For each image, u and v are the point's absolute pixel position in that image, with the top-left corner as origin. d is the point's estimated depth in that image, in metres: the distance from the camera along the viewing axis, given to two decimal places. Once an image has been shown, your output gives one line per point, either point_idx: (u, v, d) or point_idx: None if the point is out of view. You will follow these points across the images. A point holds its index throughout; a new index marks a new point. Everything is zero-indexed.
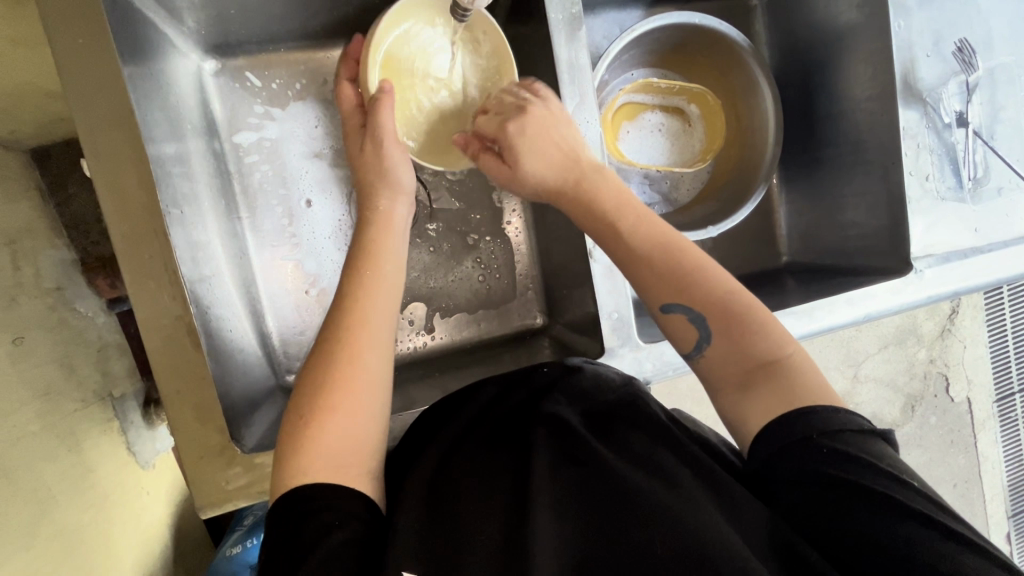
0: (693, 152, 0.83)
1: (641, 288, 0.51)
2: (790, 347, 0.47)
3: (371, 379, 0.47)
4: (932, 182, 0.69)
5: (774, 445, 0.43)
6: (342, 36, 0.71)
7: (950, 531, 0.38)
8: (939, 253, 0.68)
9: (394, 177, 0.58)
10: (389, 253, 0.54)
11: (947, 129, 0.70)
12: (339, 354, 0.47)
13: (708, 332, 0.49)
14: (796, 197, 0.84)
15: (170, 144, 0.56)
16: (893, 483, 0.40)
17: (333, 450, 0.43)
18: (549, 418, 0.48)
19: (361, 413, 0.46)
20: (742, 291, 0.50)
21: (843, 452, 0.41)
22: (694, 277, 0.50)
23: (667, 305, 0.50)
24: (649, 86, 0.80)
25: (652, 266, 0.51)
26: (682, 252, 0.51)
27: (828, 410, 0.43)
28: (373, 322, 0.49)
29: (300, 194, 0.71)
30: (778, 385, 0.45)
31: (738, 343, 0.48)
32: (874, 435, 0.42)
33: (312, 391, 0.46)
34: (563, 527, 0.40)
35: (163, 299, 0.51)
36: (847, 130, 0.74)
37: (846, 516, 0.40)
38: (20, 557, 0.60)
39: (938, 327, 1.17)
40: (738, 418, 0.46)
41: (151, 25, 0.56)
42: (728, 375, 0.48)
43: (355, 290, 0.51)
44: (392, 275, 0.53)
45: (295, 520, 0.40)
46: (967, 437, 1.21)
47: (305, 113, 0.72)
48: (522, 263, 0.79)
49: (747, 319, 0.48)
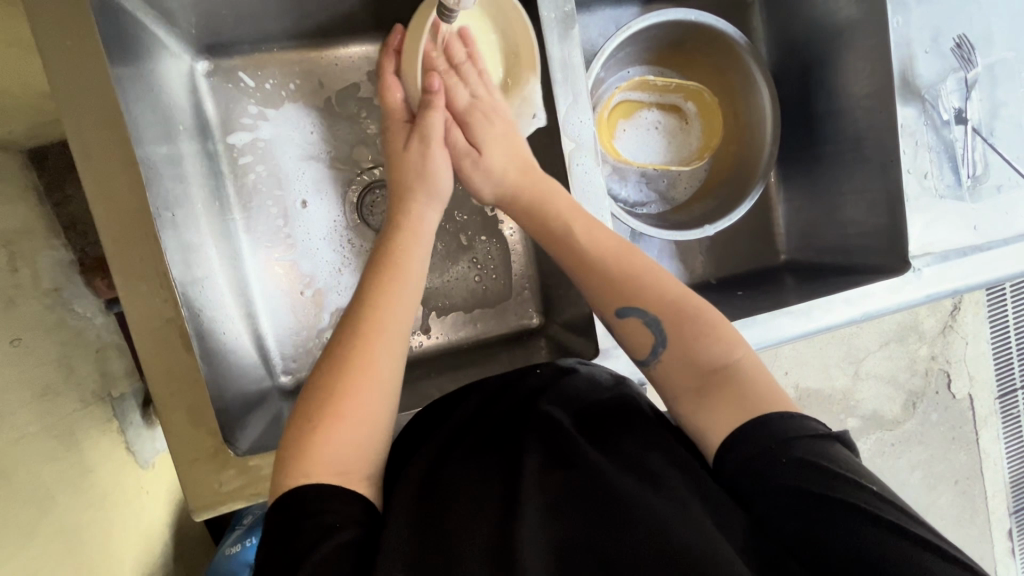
0: (691, 150, 0.82)
1: (596, 295, 0.53)
2: (740, 351, 0.49)
3: (381, 389, 0.47)
4: (931, 179, 0.69)
5: (739, 455, 0.43)
6: (335, 35, 0.71)
7: (915, 535, 0.38)
8: (937, 251, 0.67)
9: (429, 171, 0.60)
10: (413, 264, 0.55)
11: (946, 126, 0.69)
12: (349, 361, 0.47)
13: (663, 336, 0.50)
14: (794, 195, 0.83)
15: (160, 147, 0.56)
16: (854, 487, 0.40)
17: (338, 456, 0.43)
18: (540, 421, 0.48)
19: (365, 421, 0.45)
20: (690, 295, 0.52)
21: (801, 458, 0.41)
22: (644, 283, 0.52)
23: (622, 310, 0.52)
24: (646, 83, 0.79)
25: (606, 274, 0.53)
26: (640, 262, 0.54)
27: (782, 417, 0.44)
28: (386, 332, 0.49)
29: (296, 195, 0.71)
30: (733, 390, 0.46)
31: (691, 347, 0.49)
32: (832, 439, 0.43)
33: (319, 395, 0.46)
34: (552, 532, 0.40)
35: (155, 301, 0.51)
36: (845, 127, 0.74)
37: (815, 523, 0.39)
38: (19, 558, 0.61)
39: (940, 323, 1.16)
40: (700, 426, 0.47)
41: (141, 25, 0.55)
42: (682, 382, 0.49)
43: (374, 299, 0.51)
44: (410, 286, 0.53)
45: (293, 521, 0.40)
46: (968, 434, 1.20)
47: (298, 114, 0.71)
48: (518, 262, 0.78)
49: (700, 322, 0.50)
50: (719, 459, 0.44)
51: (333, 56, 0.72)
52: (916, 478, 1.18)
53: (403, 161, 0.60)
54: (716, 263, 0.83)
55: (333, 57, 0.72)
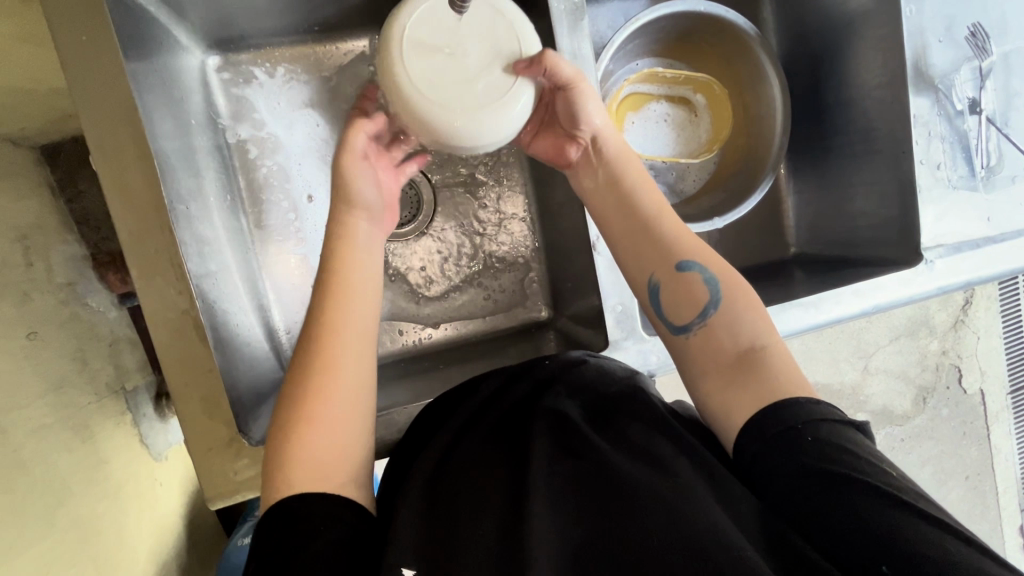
0: (700, 142, 0.82)
1: (651, 259, 0.54)
2: (778, 341, 0.49)
3: (347, 396, 0.47)
4: (943, 171, 0.68)
5: (760, 438, 0.43)
6: (343, 29, 0.71)
7: (935, 519, 0.39)
8: (949, 243, 0.67)
9: (361, 200, 0.54)
10: (357, 256, 0.53)
11: (959, 116, 0.68)
12: (315, 364, 0.48)
13: (718, 299, 0.51)
14: (805, 186, 0.82)
15: (173, 139, 0.56)
16: (873, 471, 0.41)
17: (317, 462, 0.44)
18: (549, 411, 0.48)
19: (339, 425, 0.46)
20: (737, 274, 0.53)
21: (825, 442, 0.42)
22: (695, 254, 0.53)
23: (684, 262, 0.52)
24: (654, 75, 0.79)
25: (655, 251, 0.54)
26: (695, 241, 0.54)
27: (808, 402, 0.44)
28: (348, 332, 0.50)
29: (301, 190, 0.72)
30: (765, 380, 0.46)
31: (739, 318, 0.50)
32: (853, 426, 0.44)
33: (299, 390, 0.47)
34: (561, 521, 0.40)
35: (169, 293, 0.51)
36: (856, 119, 0.73)
37: (837, 508, 0.40)
38: (37, 546, 0.62)
39: (951, 317, 1.15)
40: (724, 410, 0.47)
41: (153, 20, 0.55)
42: (715, 364, 0.49)
43: (343, 294, 0.51)
44: (365, 274, 0.53)
45: (280, 526, 0.40)
46: (980, 429, 1.19)
47: (310, 108, 0.72)
48: (528, 254, 0.78)
49: (752, 301, 0.51)
50: (738, 448, 0.45)
51: (341, 50, 0.72)
52: (926, 473, 1.17)
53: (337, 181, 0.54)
54: (727, 256, 0.83)
55: (342, 50, 0.72)
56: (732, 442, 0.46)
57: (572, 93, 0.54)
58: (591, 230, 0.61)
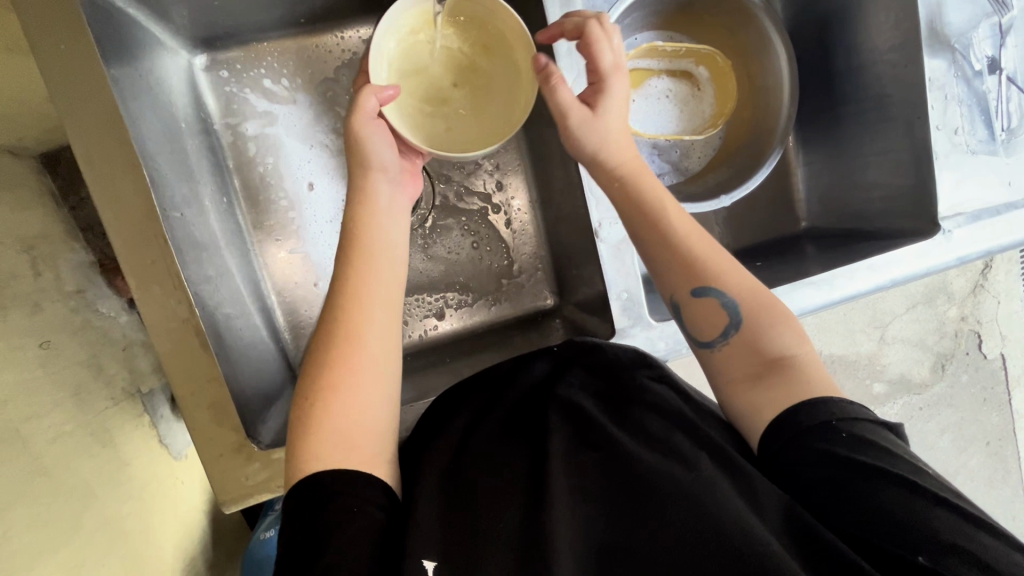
0: (704, 116, 0.79)
1: (670, 273, 0.52)
2: (807, 348, 0.48)
3: (374, 360, 0.46)
4: (962, 135, 0.65)
5: (784, 435, 0.43)
6: (330, 19, 0.69)
7: (971, 516, 0.38)
8: (968, 211, 0.64)
9: (377, 161, 0.52)
10: (379, 220, 0.52)
11: (978, 77, 0.65)
12: (335, 337, 0.46)
13: (738, 319, 0.49)
14: (816, 157, 0.79)
15: (161, 144, 0.55)
16: (908, 467, 0.40)
17: (345, 435, 0.43)
18: (564, 402, 0.47)
19: (365, 393, 0.45)
20: (758, 284, 0.51)
21: (861, 437, 0.41)
22: (708, 256, 0.52)
23: (697, 289, 0.51)
24: (654, 49, 0.76)
25: (671, 251, 0.52)
26: (693, 254, 0.51)
27: (841, 400, 0.43)
28: (374, 301, 0.48)
29: (301, 176, 0.71)
30: (796, 381, 0.45)
31: (763, 332, 0.48)
32: (885, 426, 0.43)
33: (316, 376, 0.45)
34: (580, 515, 0.40)
35: (170, 302, 0.51)
36: (867, 86, 0.70)
37: (870, 501, 0.39)
38: (62, 551, 0.63)
39: (970, 283, 1.13)
40: (752, 407, 0.46)
41: (134, 23, 0.54)
42: (742, 367, 0.48)
43: (354, 279, 0.49)
44: (385, 237, 0.52)
45: (312, 505, 0.39)
46: (1001, 394, 1.17)
47: (300, 105, 0.70)
48: (530, 243, 0.77)
49: (772, 314, 0.49)
50: (765, 440, 0.44)
51: (330, 43, 0.70)
52: (946, 441, 1.15)
53: (351, 137, 0.51)
54: (736, 233, 0.80)
55: (329, 42, 0.70)
56: (758, 438, 0.45)
57: (601, 88, 0.55)
58: (594, 220, 0.59)
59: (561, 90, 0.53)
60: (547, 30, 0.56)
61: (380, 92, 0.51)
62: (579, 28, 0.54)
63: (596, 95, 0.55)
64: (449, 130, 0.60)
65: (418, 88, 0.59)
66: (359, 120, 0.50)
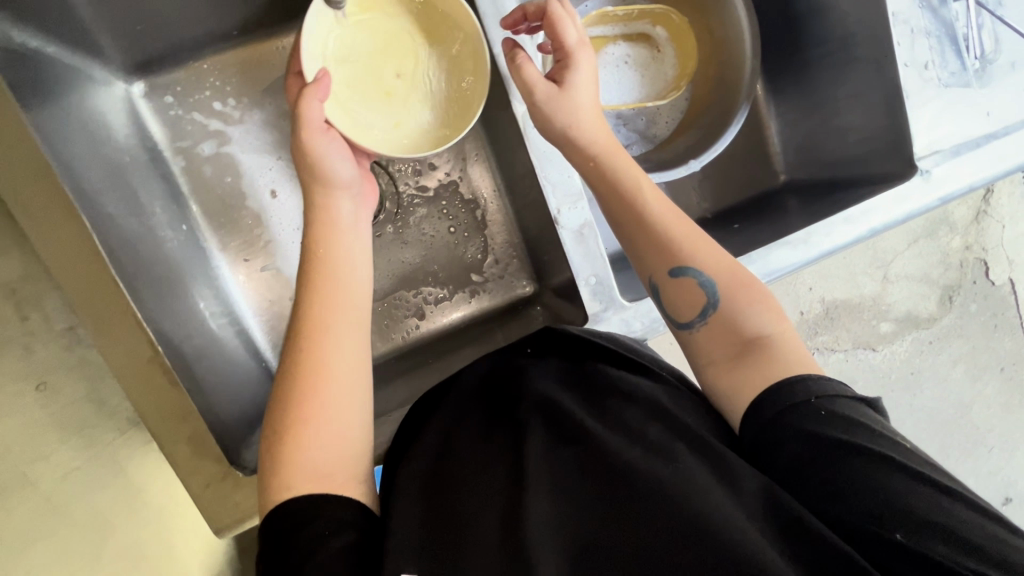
0: (666, 79, 0.76)
1: (645, 257, 0.51)
2: (785, 325, 0.47)
3: (345, 385, 0.46)
4: (933, 70, 0.62)
5: (762, 417, 0.42)
6: (267, 28, 0.67)
7: (947, 489, 0.38)
8: (946, 148, 0.62)
9: (332, 176, 0.51)
10: (343, 239, 0.52)
11: (943, 6, 0.63)
12: (302, 365, 0.46)
13: (716, 299, 0.48)
14: (787, 108, 0.76)
15: (104, 183, 0.54)
16: (887, 443, 0.40)
17: (319, 462, 0.43)
18: (540, 397, 0.47)
19: (338, 415, 0.45)
20: (733, 261, 0.50)
21: (840, 414, 0.40)
22: (676, 234, 0.50)
23: (675, 269, 0.49)
24: (605, 15, 0.73)
25: (643, 236, 0.51)
26: (659, 234, 0.50)
27: (819, 377, 0.43)
28: (337, 322, 0.48)
29: (263, 184, 0.69)
30: (769, 358, 0.45)
31: (739, 312, 0.48)
32: (865, 403, 0.42)
33: (283, 406, 0.45)
34: (559, 517, 0.40)
35: (131, 343, 0.51)
36: (831, 27, 0.67)
37: (849, 477, 0.38)
38: None
39: (972, 211, 1.11)
40: (731, 387, 0.45)
41: (56, 63, 0.53)
42: (720, 348, 0.47)
43: (313, 304, 0.48)
44: (347, 253, 0.51)
45: (287, 533, 0.39)
46: (1012, 319, 1.14)
47: (251, 121, 0.69)
48: (503, 231, 0.76)
49: (748, 289, 0.48)
50: (745, 423, 0.43)
51: (270, 52, 0.68)
52: (959, 372, 1.12)
53: (301, 155, 0.50)
54: (714, 195, 0.78)
55: (268, 52, 0.68)
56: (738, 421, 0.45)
57: (569, 64, 0.53)
58: (552, 207, 0.57)
59: (526, 68, 0.52)
60: (510, 15, 0.55)
61: (319, 92, 0.49)
62: (541, 9, 0.53)
63: (562, 73, 0.54)
64: (398, 125, 0.58)
65: (357, 81, 0.56)
66: (306, 130, 0.49)
